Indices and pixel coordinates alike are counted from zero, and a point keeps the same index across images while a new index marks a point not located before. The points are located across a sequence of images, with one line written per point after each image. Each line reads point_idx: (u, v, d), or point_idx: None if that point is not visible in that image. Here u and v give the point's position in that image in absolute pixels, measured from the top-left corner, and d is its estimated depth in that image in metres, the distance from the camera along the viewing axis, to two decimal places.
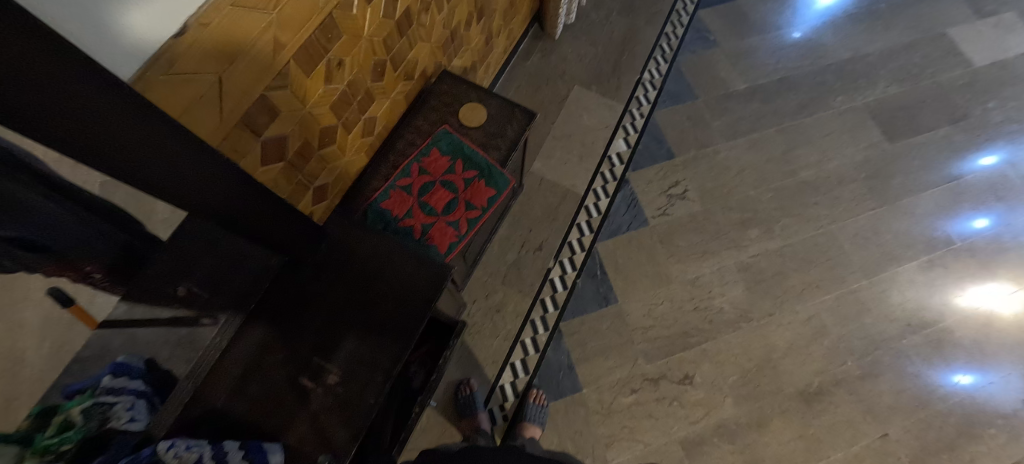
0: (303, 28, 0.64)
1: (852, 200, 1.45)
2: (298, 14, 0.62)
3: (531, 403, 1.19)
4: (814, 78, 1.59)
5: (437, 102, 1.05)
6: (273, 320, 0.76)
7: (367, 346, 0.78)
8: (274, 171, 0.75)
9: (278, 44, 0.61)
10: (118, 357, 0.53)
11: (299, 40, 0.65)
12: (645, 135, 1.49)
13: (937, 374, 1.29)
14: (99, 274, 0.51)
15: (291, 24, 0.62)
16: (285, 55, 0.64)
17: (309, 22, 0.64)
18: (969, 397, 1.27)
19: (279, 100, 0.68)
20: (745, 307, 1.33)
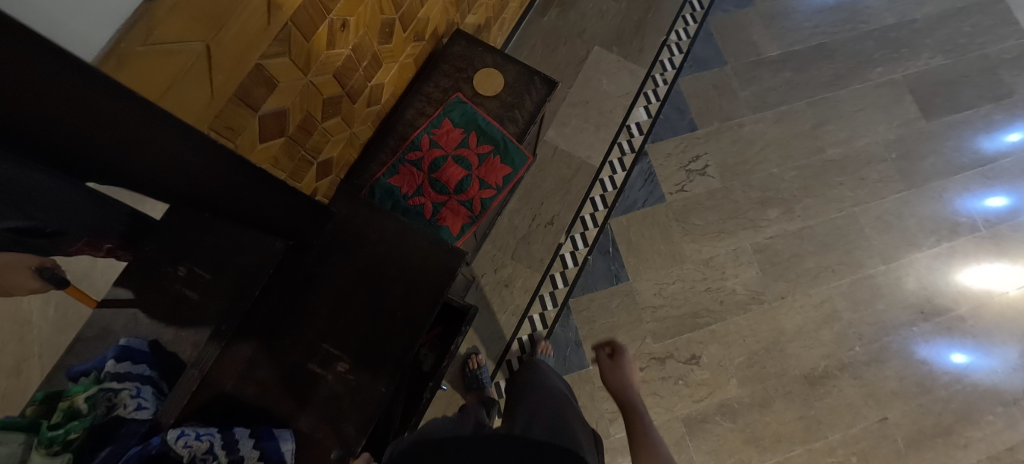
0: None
1: (878, 181, 1.38)
2: None
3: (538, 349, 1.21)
4: (853, 46, 1.47)
5: (449, 67, 0.95)
6: (278, 306, 0.74)
7: (377, 333, 0.76)
8: (274, 147, 0.68)
9: (272, 6, 0.53)
10: (119, 341, 0.45)
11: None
12: (667, 104, 1.40)
13: (937, 354, 1.29)
14: (121, 250, 0.44)
15: None
16: (281, 16, 0.55)
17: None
18: (965, 376, 1.28)
19: (277, 70, 0.60)
20: (758, 290, 1.30)
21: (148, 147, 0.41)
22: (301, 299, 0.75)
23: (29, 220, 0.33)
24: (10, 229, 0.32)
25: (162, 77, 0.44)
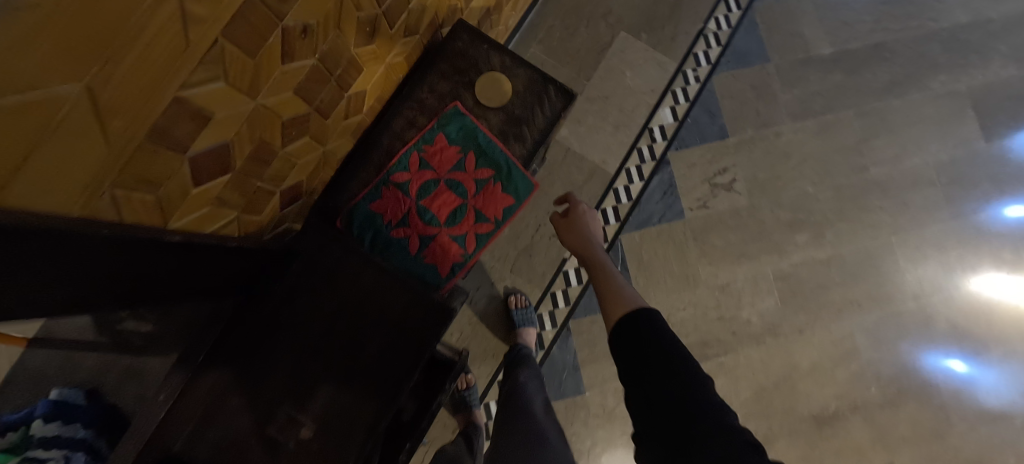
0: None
1: (922, 208, 1.24)
2: None
3: (514, 309, 1.15)
4: (917, 47, 1.28)
5: (447, 67, 0.78)
6: (232, 360, 0.63)
7: (347, 394, 0.65)
8: (217, 188, 0.54)
9: (189, 21, 0.38)
10: None
11: (229, 7, 0.41)
12: (697, 105, 1.23)
13: (932, 360, 1.21)
14: None
15: None
16: (204, 33, 0.40)
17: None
18: (960, 386, 1.20)
19: (210, 100, 0.45)
20: (775, 321, 1.20)
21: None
22: (258, 350, 0.65)
23: None
24: None
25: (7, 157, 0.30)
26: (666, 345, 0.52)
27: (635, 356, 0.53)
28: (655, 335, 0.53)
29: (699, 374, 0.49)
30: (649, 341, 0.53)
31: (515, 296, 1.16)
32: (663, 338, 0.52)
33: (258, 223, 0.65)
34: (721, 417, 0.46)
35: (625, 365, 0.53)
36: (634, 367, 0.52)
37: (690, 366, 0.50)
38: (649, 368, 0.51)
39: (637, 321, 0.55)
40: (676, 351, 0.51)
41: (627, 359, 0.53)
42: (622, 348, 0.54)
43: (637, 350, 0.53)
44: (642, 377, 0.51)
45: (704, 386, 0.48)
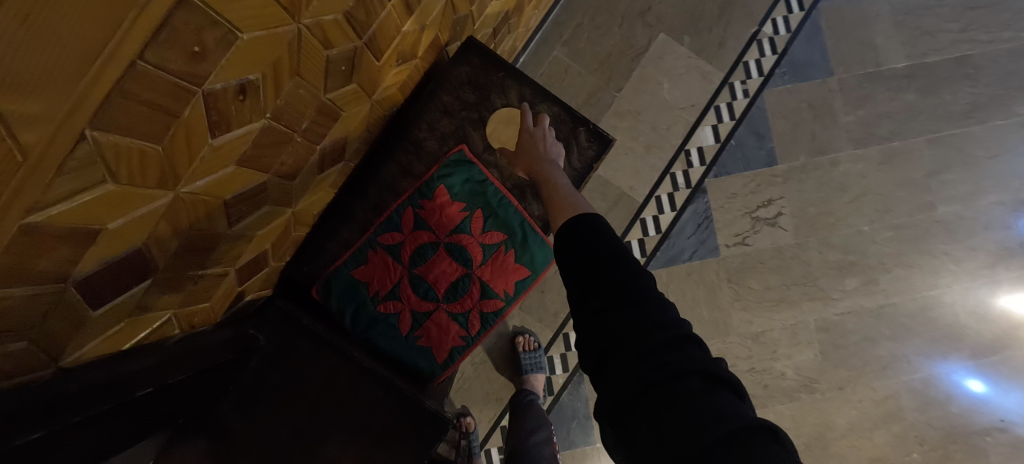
0: (91, 61, 0.24)
1: (991, 254, 1.09)
2: (62, 36, 0.22)
3: (523, 352, 1.02)
4: (1007, 64, 1.09)
5: (451, 100, 0.63)
6: None
7: None
8: (131, 301, 0.39)
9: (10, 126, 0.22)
10: None
11: (92, 94, 0.25)
12: (743, 125, 1.05)
13: (949, 376, 1.08)
14: None
15: (43, 71, 0.22)
16: (53, 139, 0.24)
17: (106, 46, 0.24)
18: (975, 407, 1.08)
19: (92, 215, 0.30)
20: (812, 376, 1.06)
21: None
22: None
23: None
24: None
25: None
26: (608, 248, 0.45)
27: (574, 263, 0.46)
28: (599, 239, 0.46)
29: (645, 281, 0.43)
30: (591, 244, 0.46)
31: (523, 337, 1.03)
32: (606, 242, 0.46)
33: (206, 311, 0.51)
34: (667, 324, 0.40)
35: (567, 273, 0.47)
36: (576, 274, 0.45)
37: (634, 270, 0.43)
38: (590, 276, 0.44)
39: (579, 227, 0.48)
40: (619, 256, 0.44)
41: (568, 268, 0.47)
42: (563, 251, 0.48)
43: (578, 254, 0.46)
44: (584, 287, 0.45)
45: (649, 292, 0.42)
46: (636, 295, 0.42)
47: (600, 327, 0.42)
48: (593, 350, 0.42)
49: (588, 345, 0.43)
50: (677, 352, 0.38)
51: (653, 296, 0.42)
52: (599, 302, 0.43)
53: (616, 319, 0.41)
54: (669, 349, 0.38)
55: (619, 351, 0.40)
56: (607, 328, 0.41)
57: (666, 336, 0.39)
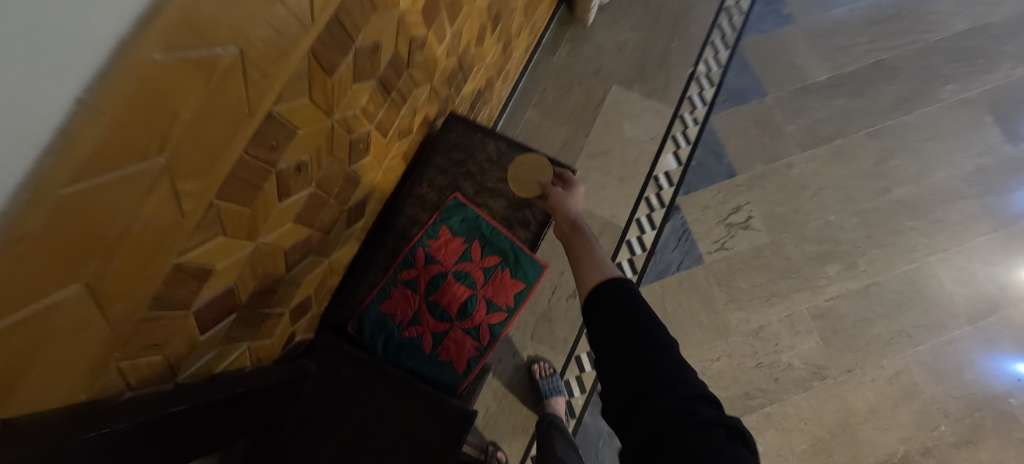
0: (222, 156, 0.41)
1: (958, 224, 1.17)
2: (213, 141, 0.39)
3: (540, 378, 1.10)
4: (919, 61, 1.25)
5: (444, 161, 0.79)
6: None
7: None
8: (221, 331, 0.53)
9: (181, 196, 0.38)
10: None
11: (220, 174, 0.42)
12: (700, 147, 1.21)
13: (994, 361, 1.12)
14: None
15: (200, 162, 0.38)
16: (196, 204, 0.40)
17: (230, 146, 0.41)
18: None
19: (206, 258, 0.45)
20: (819, 363, 1.12)
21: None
22: None
23: None
24: None
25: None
26: (629, 313, 0.52)
27: (601, 328, 0.54)
28: (623, 304, 0.54)
29: (665, 347, 0.49)
30: (616, 310, 0.53)
31: (539, 364, 1.12)
32: (630, 308, 0.53)
33: (267, 347, 0.64)
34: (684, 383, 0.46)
35: (595, 334, 0.54)
36: (603, 335, 0.53)
37: (658, 334, 0.50)
38: (615, 336, 0.52)
39: (608, 291, 0.55)
40: (642, 320, 0.51)
41: (598, 328, 0.54)
42: (595, 314, 0.55)
43: (604, 319, 0.54)
44: (610, 345, 0.52)
45: (669, 358, 0.49)
46: (655, 357, 0.49)
47: (625, 382, 0.49)
48: (619, 401, 0.49)
49: (616, 398, 0.50)
50: (691, 405, 0.45)
51: (674, 358, 0.49)
52: (622, 359, 0.50)
53: (640, 377, 0.48)
54: (688, 412, 0.44)
55: (641, 403, 0.47)
56: (632, 384, 0.48)
57: (680, 393, 0.46)
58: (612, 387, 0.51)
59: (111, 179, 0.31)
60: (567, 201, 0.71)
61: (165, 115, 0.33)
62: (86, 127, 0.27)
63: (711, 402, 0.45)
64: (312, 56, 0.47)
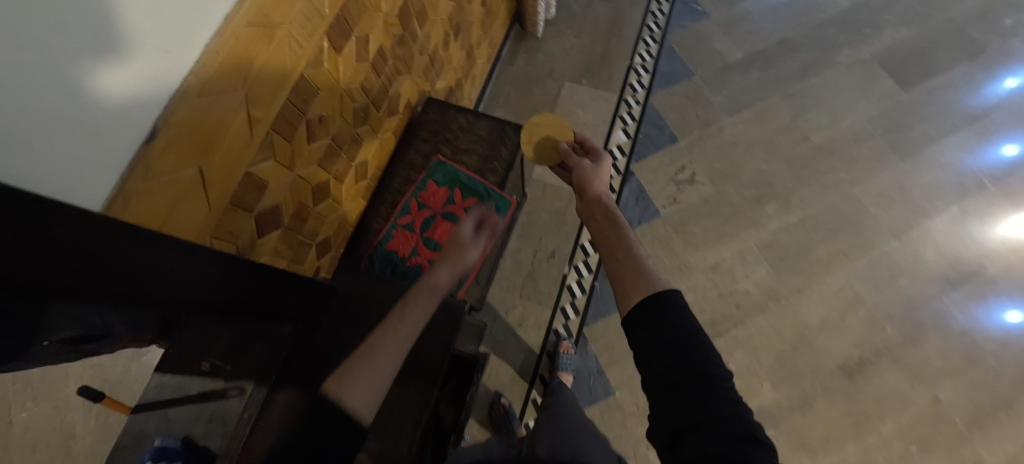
0: (276, 99, 0.64)
1: (871, 159, 1.38)
2: (270, 86, 0.62)
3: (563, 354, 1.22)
4: (816, 35, 1.51)
5: (426, 132, 1.03)
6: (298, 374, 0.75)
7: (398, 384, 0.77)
8: (271, 241, 0.73)
9: (253, 120, 0.61)
10: None
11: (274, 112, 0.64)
12: (644, 123, 1.45)
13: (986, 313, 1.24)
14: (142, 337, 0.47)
15: (263, 98, 0.61)
16: (260, 129, 0.63)
17: (279, 93, 0.64)
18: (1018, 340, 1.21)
19: (264, 174, 0.67)
20: (772, 287, 1.28)
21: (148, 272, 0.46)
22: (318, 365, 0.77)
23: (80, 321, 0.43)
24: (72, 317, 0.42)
25: (161, 208, 0.50)
26: (683, 336, 0.47)
27: (648, 342, 0.48)
28: (675, 317, 0.48)
29: (724, 382, 0.45)
30: (663, 331, 0.48)
31: (565, 343, 1.25)
32: (682, 325, 0.48)
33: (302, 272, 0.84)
34: (732, 419, 0.43)
35: (639, 348, 0.49)
36: (651, 349, 0.48)
37: (709, 364, 0.46)
38: (664, 355, 0.47)
39: (655, 302, 0.50)
40: (690, 343, 0.47)
41: (643, 341, 0.49)
42: (637, 328, 0.50)
43: (652, 332, 0.49)
44: (653, 356, 0.48)
45: (726, 394, 0.44)
46: (710, 385, 0.44)
47: (677, 409, 0.45)
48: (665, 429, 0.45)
49: (659, 415, 0.46)
50: (745, 447, 0.42)
51: (727, 393, 0.45)
52: (671, 380, 0.46)
53: (692, 403, 0.44)
54: (742, 443, 0.42)
55: (693, 434, 0.43)
56: (683, 408, 0.44)
57: (735, 430, 0.42)
58: (658, 411, 0.46)
59: (216, 96, 0.54)
60: (596, 178, 0.71)
61: (246, 61, 0.56)
62: (207, 58, 0.51)
63: (767, 446, 0.42)
64: (326, 37, 0.71)
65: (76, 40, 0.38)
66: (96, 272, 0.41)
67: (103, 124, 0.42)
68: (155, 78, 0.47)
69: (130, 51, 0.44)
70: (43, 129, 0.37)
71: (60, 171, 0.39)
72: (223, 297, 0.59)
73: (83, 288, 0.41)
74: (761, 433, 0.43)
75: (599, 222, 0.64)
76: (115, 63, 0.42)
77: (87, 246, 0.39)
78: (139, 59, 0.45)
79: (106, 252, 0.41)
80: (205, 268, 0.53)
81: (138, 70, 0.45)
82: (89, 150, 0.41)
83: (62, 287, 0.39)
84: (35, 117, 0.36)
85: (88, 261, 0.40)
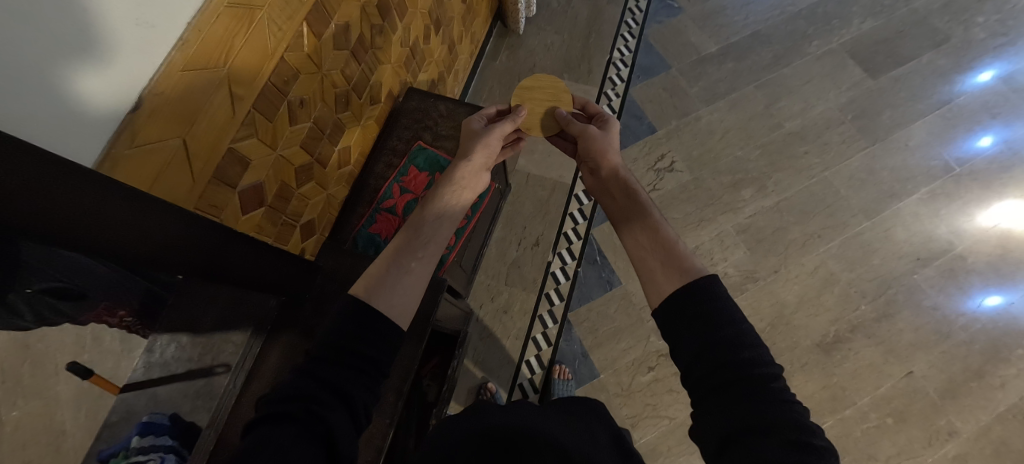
0: (257, 78, 0.67)
1: (842, 144, 1.43)
2: (251, 65, 0.65)
3: (557, 379, 1.23)
4: (787, 27, 1.57)
5: (407, 121, 1.08)
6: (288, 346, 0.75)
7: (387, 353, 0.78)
8: (255, 217, 0.76)
9: (235, 98, 0.64)
10: (142, 416, 0.53)
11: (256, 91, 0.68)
12: (624, 114, 1.49)
13: (967, 302, 1.26)
14: (130, 317, 0.54)
15: (245, 77, 0.65)
16: (243, 107, 0.66)
17: (261, 73, 0.68)
18: (993, 322, 1.24)
19: (247, 151, 0.70)
20: (750, 268, 1.32)
21: (131, 232, 0.46)
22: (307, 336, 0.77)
23: (64, 283, 0.43)
24: (53, 284, 0.42)
25: (147, 174, 0.53)
26: (727, 336, 0.49)
27: (689, 341, 0.50)
28: (713, 311, 0.50)
29: (775, 383, 0.46)
30: (708, 334, 0.49)
31: (559, 366, 1.25)
32: (722, 320, 0.50)
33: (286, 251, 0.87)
34: (785, 414, 0.44)
35: (679, 345, 0.51)
36: (694, 350, 0.49)
37: (756, 363, 0.47)
38: (710, 356, 0.48)
39: (693, 300, 0.51)
40: (734, 343, 0.48)
41: (687, 344, 0.50)
42: (676, 330, 0.51)
43: (692, 327, 0.50)
44: (696, 357, 0.49)
45: (778, 395, 0.45)
46: (760, 389, 0.46)
47: (725, 410, 0.46)
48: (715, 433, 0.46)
49: (709, 414, 0.47)
50: (808, 455, 0.42)
51: (778, 393, 0.46)
52: (717, 380, 0.47)
53: (743, 406, 0.45)
54: (804, 451, 0.42)
55: (746, 439, 0.44)
56: (734, 412, 0.45)
57: (794, 437, 0.43)
58: (707, 411, 0.47)
59: (200, 71, 0.57)
60: (608, 150, 0.76)
61: (228, 40, 0.60)
62: (189, 34, 0.54)
63: (826, 453, 0.42)
64: (306, 21, 0.74)
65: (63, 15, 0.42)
66: (78, 218, 0.40)
67: (106, 91, 0.47)
68: (143, 52, 0.50)
69: (119, 24, 0.47)
70: (28, 93, 0.40)
71: (46, 133, 0.42)
72: (215, 264, 0.59)
73: (82, 244, 0.41)
74: (817, 435, 0.44)
75: (623, 209, 0.68)
76: (112, 29, 0.46)
77: (59, 190, 0.38)
78: (128, 32, 0.48)
79: (84, 201, 0.40)
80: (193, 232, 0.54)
81: (127, 43, 0.48)
82: (77, 117, 0.45)
83: (47, 230, 0.38)
84: (20, 81, 0.39)
85: (76, 213, 0.40)
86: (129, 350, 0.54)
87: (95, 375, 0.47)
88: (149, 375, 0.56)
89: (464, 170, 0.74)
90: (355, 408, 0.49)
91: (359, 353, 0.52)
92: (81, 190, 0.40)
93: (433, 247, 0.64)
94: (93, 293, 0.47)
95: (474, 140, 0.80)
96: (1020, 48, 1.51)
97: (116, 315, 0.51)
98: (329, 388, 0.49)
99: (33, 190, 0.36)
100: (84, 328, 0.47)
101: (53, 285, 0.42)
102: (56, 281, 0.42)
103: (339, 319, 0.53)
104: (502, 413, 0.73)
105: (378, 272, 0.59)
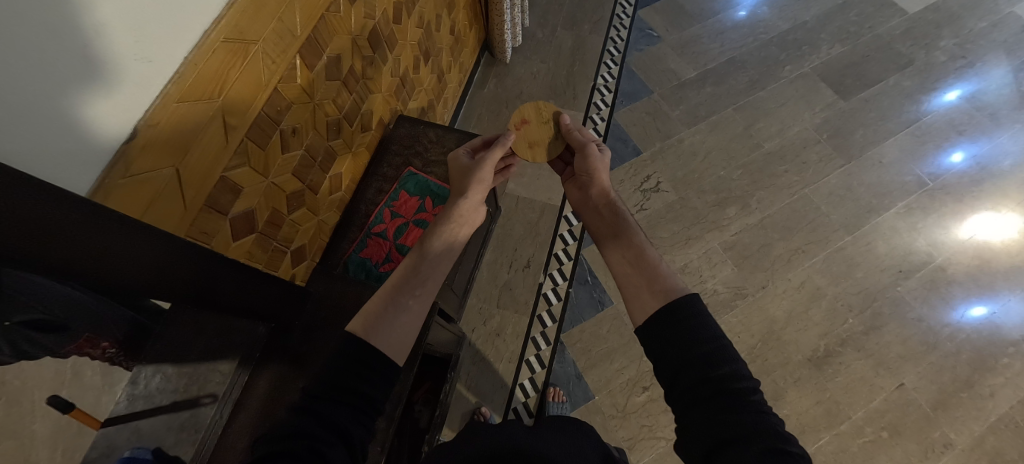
0: (250, 109, 0.69)
1: (820, 161, 1.48)
2: (244, 96, 0.67)
3: (551, 401, 1.22)
4: (760, 53, 1.65)
5: (398, 147, 1.11)
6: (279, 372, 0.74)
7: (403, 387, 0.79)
8: (246, 244, 0.77)
9: (228, 127, 0.65)
10: (124, 452, 0.50)
11: (247, 123, 0.69)
12: (609, 137, 1.54)
13: (952, 312, 1.29)
14: (116, 350, 0.50)
15: (237, 107, 0.66)
16: (235, 138, 0.67)
17: (253, 104, 0.69)
18: (978, 331, 1.27)
19: (239, 178, 0.71)
20: (738, 285, 1.34)
21: (119, 254, 0.46)
22: (299, 364, 0.77)
23: (42, 314, 0.41)
24: (32, 319, 0.40)
25: (139, 202, 0.53)
26: (707, 350, 0.50)
27: (669, 357, 0.51)
28: (693, 327, 0.51)
29: (754, 395, 0.48)
30: (690, 349, 0.50)
31: (553, 389, 1.24)
32: (701, 336, 0.51)
33: None
34: (765, 423, 0.46)
35: (662, 361, 0.52)
36: (677, 366, 0.50)
37: (735, 376, 0.49)
38: (690, 371, 0.49)
39: (677, 313, 0.52)
40: (714, 356, 0.50)
41: (670, 362, 0.51)
42: (659, 348, 0.52)
43: (671, 344, 0.51)
44: (676, 372, 0.50)
45: (757, 406, 0.47)
46: (737, 402, 0.47)
47: (707, 422, 0.47)
48: (698, 448, 0.47)
49: (693, 433, 0.47)
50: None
51: (759, 405, 0.47)
52: (699, 395, 0.48)
53: (722, 417, 0.46)
54: (780, 458, 0.43)
55: (731, 450, 0.45)
56: (717, 425, 0.46)
57: (772, 445, 0.44)
58: (691, 425, 0.48)
59: (196, 104, 0.58)
60: (597, 171, 0.78)
61: (223, 73, 0.61)
62: (187, 68, 0.56)
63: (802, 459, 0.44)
64: (300, 55, 0.77)
65: (73, 45, 0.44)
66: (55, 243, 0.40)
67: (113, 113, 0.49)
68: (139, 85, 0.51)
69: (117, 59, 0.48)
70: (30, 128, 0.41)
71: (44, 166, 0.43)
72: (204, 292, 0.59)
73: (61, 266, 0.41)
74: (793, 443, 0.45)
75: (608, 226, 0.71)
76: (116, 53, 0.48)
77: (38, 214, 0.38)
78: (126, 65, 0.49)
79: (68, 222, 0.41)
80: (185, 258, 0.54)
81: (125, 75, 0.50)
82: (74, 147, 0.46)
83: (30, 257, 0.38)
84: (20, 114, 0.40)
85: (58, 241, 0.40)
86: (111, 384, 0.49)
87: (76, 409, 0.45)
88: (132, 408, 0.52)
89: (461, 207, 0.74)
90: (354, 447, 0.49)
91: (353, 386, 0.51)
92: (60, 214, 0.40)
93: (432, 285, 0.65)
94: (73, 325, 0.44)
95: (466, 173, 0.79)
96: (979, 69, 1.60)
97: (99, 347, 0.47)
98: (329, 427, 0.49)
99: (15, 215, 0.37)
100: (65, 362, 0.43)
101: (35, 318, 0.40)
102: (35, 314, 0.40)
103: (336, 356, 0.53)
104: (491, 437, 0.73)
105: (378, 309, 0.59)
